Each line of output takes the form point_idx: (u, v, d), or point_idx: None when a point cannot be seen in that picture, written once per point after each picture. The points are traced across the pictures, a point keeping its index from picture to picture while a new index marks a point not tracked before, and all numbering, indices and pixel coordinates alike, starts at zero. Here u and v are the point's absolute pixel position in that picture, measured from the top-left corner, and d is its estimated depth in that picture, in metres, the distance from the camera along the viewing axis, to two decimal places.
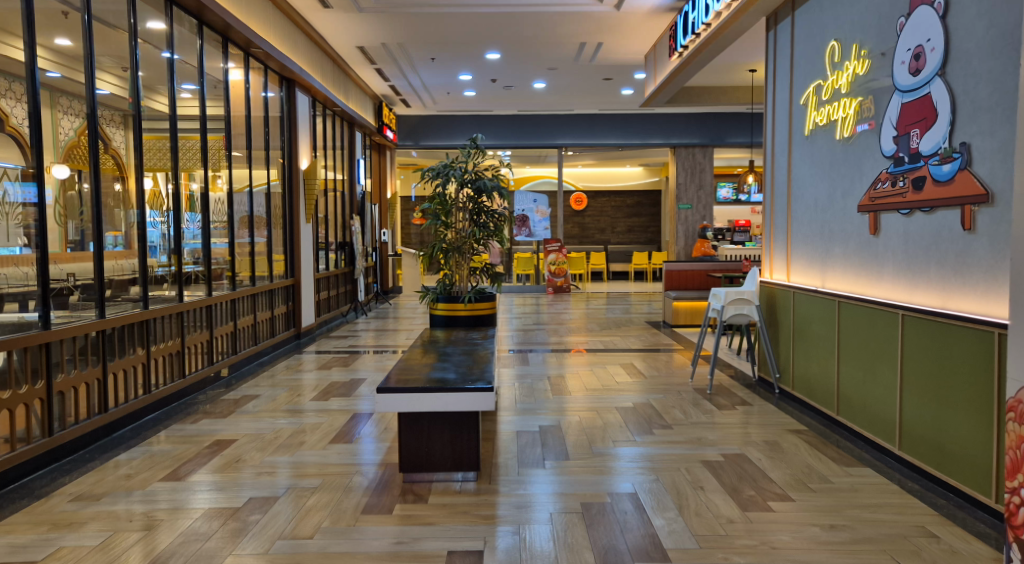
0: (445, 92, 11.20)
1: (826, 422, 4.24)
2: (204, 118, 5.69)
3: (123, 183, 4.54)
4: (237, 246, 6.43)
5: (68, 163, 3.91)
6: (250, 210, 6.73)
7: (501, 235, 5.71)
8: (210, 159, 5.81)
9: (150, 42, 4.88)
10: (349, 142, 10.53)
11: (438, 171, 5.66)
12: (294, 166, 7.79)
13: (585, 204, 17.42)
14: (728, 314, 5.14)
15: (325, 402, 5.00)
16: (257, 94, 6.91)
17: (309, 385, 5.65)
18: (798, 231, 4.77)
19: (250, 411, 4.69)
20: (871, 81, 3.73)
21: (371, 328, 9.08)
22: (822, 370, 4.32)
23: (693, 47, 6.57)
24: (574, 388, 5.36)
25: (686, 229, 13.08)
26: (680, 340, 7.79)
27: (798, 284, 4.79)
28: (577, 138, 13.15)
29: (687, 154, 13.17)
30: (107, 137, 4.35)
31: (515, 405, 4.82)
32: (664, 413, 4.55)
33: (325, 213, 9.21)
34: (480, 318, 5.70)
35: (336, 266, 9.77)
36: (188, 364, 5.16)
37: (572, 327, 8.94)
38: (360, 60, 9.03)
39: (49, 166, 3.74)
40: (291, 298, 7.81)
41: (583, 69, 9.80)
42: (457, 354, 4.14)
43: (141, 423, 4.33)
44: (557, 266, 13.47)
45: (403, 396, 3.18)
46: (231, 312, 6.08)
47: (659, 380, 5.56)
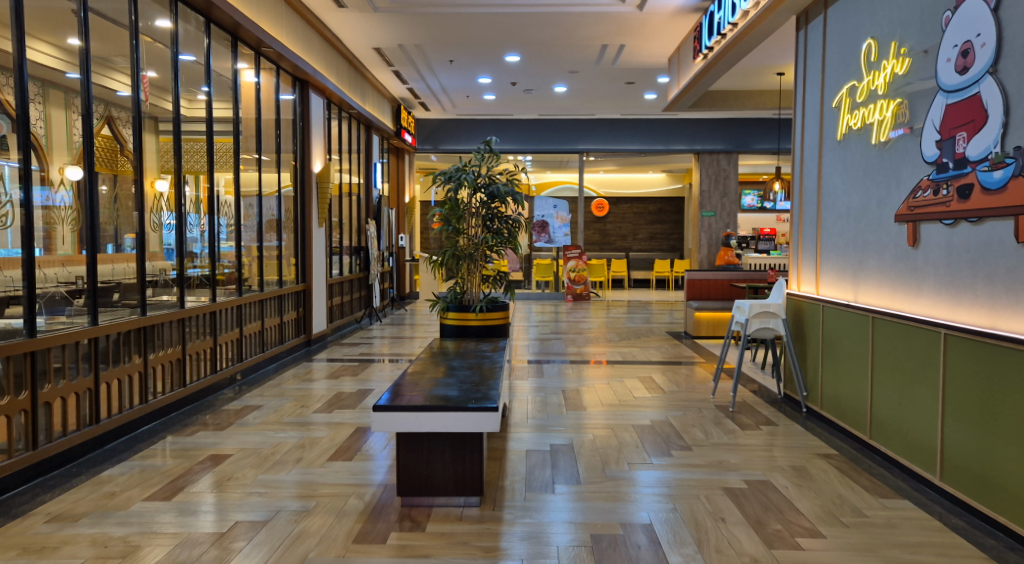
0: (464, 95, 11.05)
1: (858, 445, 3.95)
2: (212, 120, 5.54)
3: (142, 185, 4.54)
4: (246, 250, 6.29)
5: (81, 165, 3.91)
6: (261, 215, 6.59)
7: (515, 243, 5.52)
8: (217, 161, 5.65)
9: (155, 37, 4.75)
10: (366, 146, 10.41)
11: (450, 175, 5.46)
12: (306, 170, 7.65)
13: (606, 210, 17.16)
14: (753, 327, 4.88)
15: (330, 414, 4.82)
16: (268, 95, 6.77)
17: (317, 395, 5.48)
18: (827, 242, 4.50)
19: (251, 423, 4.53)
20: (911, 82, 3.47)
21: (385, 335, 8.92)
22: (853, 389, 4.05)
23: (718, 48, 6.33)
24: (589, 402, 5.14)
25: (709, 237, 12.78)
26: (701, 352, 7.53)
27: (827, 296, 4.51)
28: (598, 143, 12.92)
29: (711, 161, 12.86)
30: (123, 139, 4.33)
31: (527, 420, 4.60)
32: (683, 433, 4.30)
33: (339, 217, 9.09)
34: (491, 328, 5.49)
35: (350, 271, 9.63)
36: (189, 373, 5.02)
37: (591, 336, 8.70)
38: (377, 61, 8.91)
39: (60, 167, 3.75)
40: (302, 304, 7.66)
41: (605, 72, 9.57)
42: (464, 368, 3.93)
43: (136, 434, 4.19)
44: (576, 273, 13.24)
45: (402, 414, 2.97)
46: (238, 318, 5.95)
47: (679, 396, 5.30)
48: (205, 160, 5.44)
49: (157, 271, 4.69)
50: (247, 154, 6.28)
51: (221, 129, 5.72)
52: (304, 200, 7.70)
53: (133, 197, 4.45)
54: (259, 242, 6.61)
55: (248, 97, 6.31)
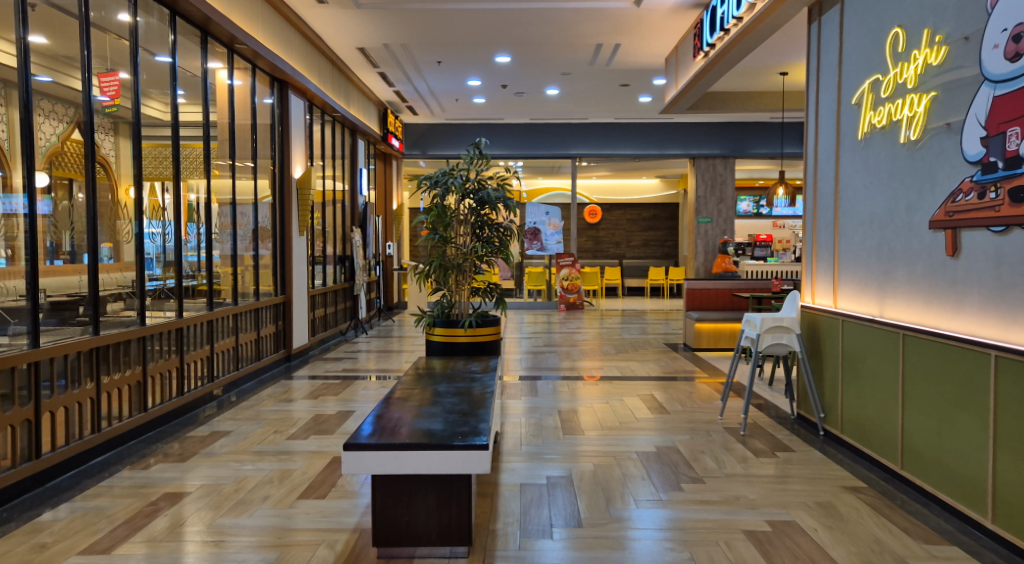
0: (453, 98, 10.69)
1: (888, 476, 3.58)
2: (179, 124, 5.13)
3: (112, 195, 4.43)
4: (217, 260, 5.90)
5: (48, 170, 3.77)
6: (234, 223, 6.19)
7: (507, 252, 5.15)
8: (184, 168, 5.24)
9: (109, 29, 4.35)
10: (352, 151, 10.03)
11: (437, 180, 5.10)
12: (286, 175, 7.27)
13: (599, 216, 16.82)
14: (765, 343, 4.51)
15: (305, 441, 4.41)
16: (243, 97, 6.36)
17: (293, 418, 5.06)
18: (846, 251, 4.14)
19: (216, 453, 4.10)
20: (949, 73, 3.12)
21: (371, 348, 8.51)
22: (879, 412, 3.69)
23: (721, 44, 6.01)
24: (587, 425, 4.75)
25: (706, 244, 12.44)
26: (703, 365, 7.17)
27: (847, 309, 4.14)
28: (591, 148, 12.56)
29: (707, 165, 12.54)
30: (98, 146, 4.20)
31: (520, 447, 4.21)
32: (692, 461, 3.91)
33: (322, 225, 8.68)
34: (481, 345, 5.09)
35: (334, 281, 9.22)
36: (152, 396, 4.60)
37: (586, 349, 8.32)
38: (361, 62, 8.54)
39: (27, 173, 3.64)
40: (282, 317, 7.25)
41: (599, 73, 9.23)
42: (451, 393, 3.53)
43: (86, 468, 3.78)
44: (569, 282, 12.82)
45: (380, 453, 2.57)
46: (210, 334, 5.54)
47: (683, 417, 4.92)
48: (170, 166, 5.05)
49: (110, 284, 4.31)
50: (218, 159, 5.88)
51: (190, 133, 5.31)
52: (283, 207, 7.30)
53: (85, 204, 4.06)
54: (234, 253, 6.22)
55: (220, 98, 5.91)
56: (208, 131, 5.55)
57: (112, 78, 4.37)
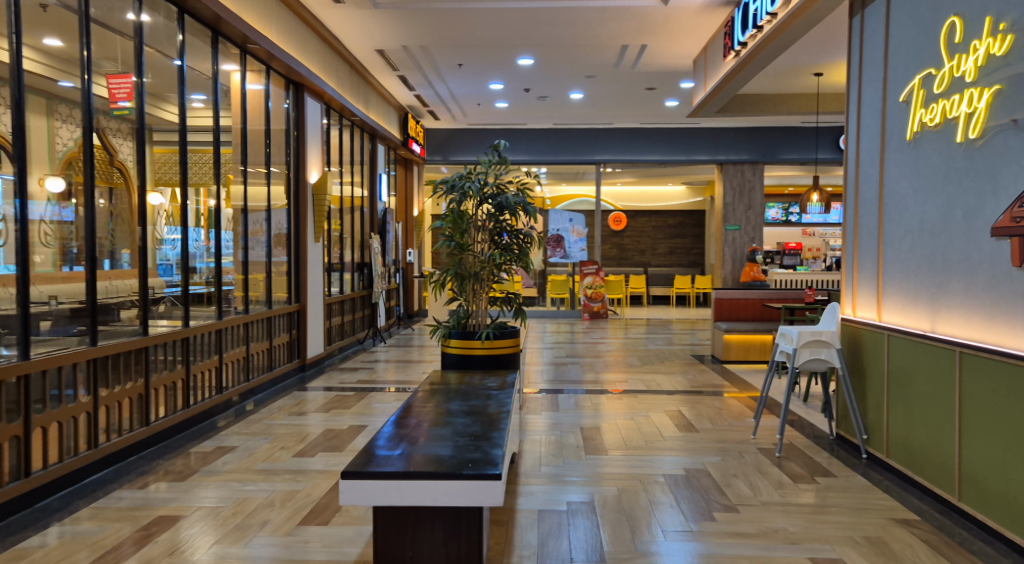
0: (475, 103, 10.51)
1: (943, 508, 3.26)
2: (187, 130, 5.00)
3: (125, 200, 4.39)
4: (228, 267, 5.76)
5: (66, 175, 3.94)
6: (246, 230, 6.05)
7: (527, 260, 4.92)
8: (191, 175, 5.11)
9: (109, 25, 4.20)
10: (371, 156, 9.90)
11: (454, 184, 4.89)
12: (301, 181, 7.14)
13: (624, 223, 16.50)
14: (802, 358, 4.18)
15: (311, 459, 4.19)
16: (256, 100, 6.22)
17: (301, 433, 4.86)
18: (891, 261, 3.82)
19: (217, 471, 3.92)
20: (1015, 65, 2.84)
21: (389, 358, 8.31)
22: (931, 437, 3.37)
23: (754, 43, 5.77)
24: (609, 444, 4.48)
25: (733, 252, 12.08)
26: (732, 379, 6.84)
27: (892, 323, 3.82)
28: (615, 154, 12.30)
29: (735, 171, 12.21)
30: (112, 148, 4.26)
31: (538, 468, 3.95)
32: (724, 486, 3.62)
33: (339, 231, 8.53)
34: (499, 358, 4.85)
35: (352, 288, 9.06)
36: (155, 409, 4.50)
37: (609, 360, 8.04)
38: (381, 65, 8.40)
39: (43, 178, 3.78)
40: (296, 326, 7.09)
41: (624, 76, 8.98)
42: (463, 412, 3.28)
43: (80, 486, 3.65)
44: (593, 290, 12.58)
45: (381, 482, 2.35)
46: (217, 343, 5.42)
47: (713, 436, 4.61)
48: (176, 172, 4.92)
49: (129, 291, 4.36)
50: (229, 162, 5.75)
51: (199, 137, 5.18)
52: (299, 212, 7.16)
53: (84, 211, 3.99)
54: (246, 260, 6.08)
55: (230, 99, 5.78)
56: (218, 136, 5.42)
57: (119, 80, 4.36)
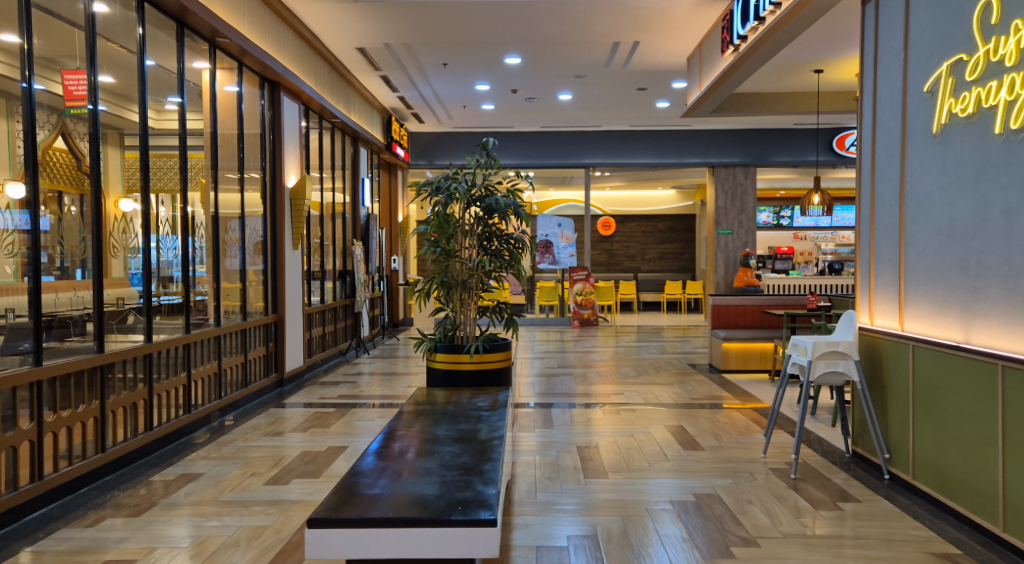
0: (461, 105, 10.20)
1: (983, 538, 2.95)
2: (148, 134, 4.61)
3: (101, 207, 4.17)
4: (199, 277, 5.37)
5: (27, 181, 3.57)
6: (217, 238, 5.66)
7: (518, 267, 4.59)
8: (154, 180, 4.73)
9: (53, 10, 3.78)
10: (353, 161, 9.55)
11: (439, 185, 4.56)
12: (278, 185, 6.80)
13: (613, 228, 16.24)
14: (818, 372, 3.86)
15: (282, 488, 3.83)
16: (226, 97, 5.84)
17: (275, 457, 4.48)
18: (915, 265, 3.52)
19: (178, 504, 3.57)
20: None
21: (374, 370, 7.95)
22: (968, 460, 3.06)
23: (754, 36, 5.49)
24: (608, 464, 4.16)
25: (726, 256, 11.82)
26: (732, 389, 6.55)
27: (917, 333, 3.52)
28: (605, 157, 12.02)
29: (727, 174, 11.96)
30: (79, 153, 3.96)
31: (534, 495, 3.61)
32: (739, 515, 3.29)
33: (320, 238, 8.16)
34: (489, 374, 4.50)
35: (334, 297, 8.69)
36: (113, 433, 4.12)
37: (602, 370, 7.72)
38: (362, 65, 8.06)
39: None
40: (273, 338, 6.72)
41: (615, 76, 8.70)
42: (450, 438, 2.93)
43: (20, 525, 3.28)
44: (583, 297, 12.24)
45: (356, 531, 2.00)
46: (186, 359, 5.06)
47: (720, 455, 4.29)
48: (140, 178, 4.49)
49: (113, 301, 4.23)
50: (200, 167, 5.40)
51: (162, 141, 4.82)
52: (276, 218, 6.80)
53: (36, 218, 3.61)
54: (216, 270, 5.68)
55: (198, 95, 5.41)
56: (184, 140, 5.06)
57: (77, 77, 3.98)
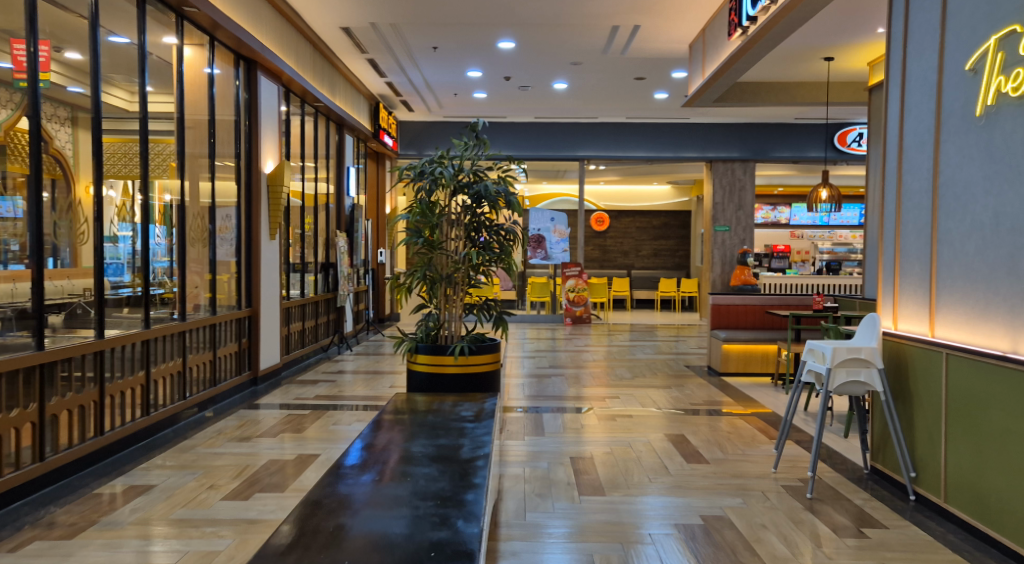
0: (451, 93, 9.79)
1: None
2: (103, 118, 4.17)
3: (67, 190, 4.00)
4: (160, 268, 4.95)
5: None
6: (183, 227, 5.24)
7: (510, 261, 4.20)
8: (106, 165, 4.28)
9: None
10: (338, 149, 9.12)
11: (422, 170, 4.17)
12: (254, 171, 6.37)
13: (606, 224, 15.89)
14: (838, 381, 3.49)
15: (241, 504, 3.44)
16: (197, 75, 5.42)
17: (238, 466, 4.08)
18: (949, 264, 3.17)
19: (120, 524, 3.18)
20: None
21: (357, 368, 7.55)
22: (1016, 487, 2.71)
23: (764, 18, 5.12)
24: (605, 478, 3.79)
25: (723, 254, 11.49)
26: (733, 393, 6.19)
27: (951, 340, 3.16)
28: (600, 150, 11.64)
29: (725, 169, 11.61)
30: (50, 136, 3.83)
31: (523, 516, 3.22)
32: (754, 543, 2.92)
33: (301, 229, 7.73)
34: (475, 379, 4.12)
35: (316, 290, 8.28)
36: (56, 438, 3.72)
37: (596, 372, 7.36)
38: (347, 46, 7.65)
39: None
40: (247, 334, 6.30)
41: (612, 64, 8.33)
42: (427, 457, 2.54)
43: None
44: (576, 294, 11.86)
45: None
46: (145, 357, 4.63)
47: (726, 469, 3.93)
48: (88, 164, 4.09)
49: (78, 291, 4.05)
50: (168, 153, 4.99)
51: (119, 124, 4.40)
52: (251, 206, 6.37)
53: None
54: (183, 262, 5.26)
55: (165, 72, 5.00)
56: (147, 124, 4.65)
57: (21, 47, 3.53)
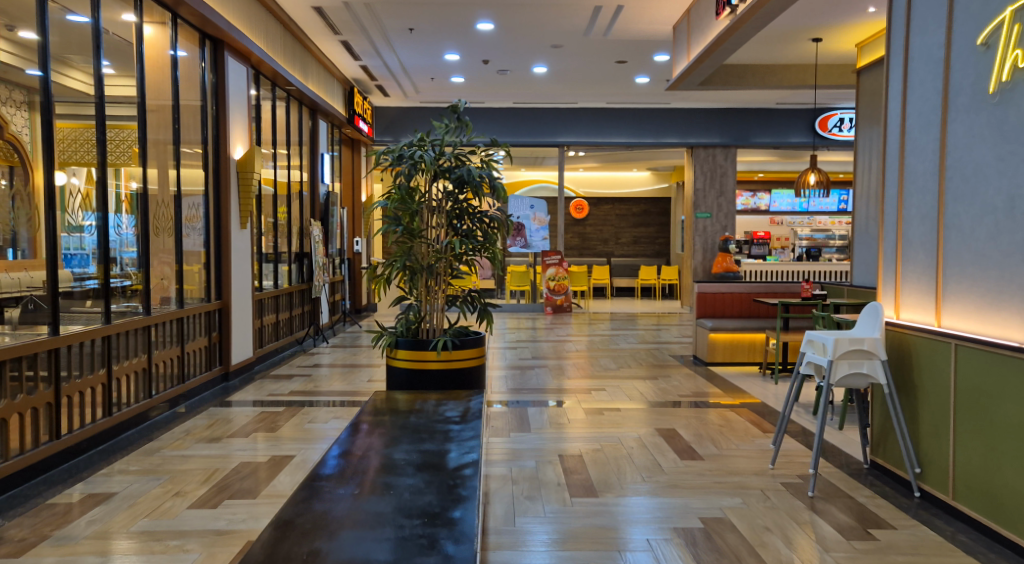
0: (428, 76, 9.50)
1: None
2: (55, 102, 3.83)
3: (23, 177, 3.65)
4: (124, 260, 4.65)
5: None
6: (146, 217, 4.91)
7: (494, 250, 3.99)
8: (63, 153, 3.94)
9: None
10: (311, 134, 8.80)
11: (401, 153, 3.93)
12: (223, 158, 6.05)
13: (586, 211, 15.71)
14: (839, 373, 3.33)
15: (209, 513, 3.20)
16: (159, 56, 5.10)
17: (206, 470, 3.83)
18: (958, 251, 3.02)
19: (75, 538, 2.93)
20: None
21: (334, 361, 7.29)
22: None
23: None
24: (597, 478, 3.61)
25: (705, 241, 11.38)
26: (721, 383, 6.06)
27: (959, 330, 3.02)
28: (581, 136, 11.43)
29: (706, 155, 11.47)
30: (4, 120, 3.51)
31: (512, 522, 3.02)
32: (758, 547, 2.76)
33: (274, 218, 7.43)
34: (458, 375, 3.91)
35: (290, 281, 7.98)
36: (6, 444, 3.44)
37: (580, 362, 7.19)
38: (319, 27, 7.34)
39: None
40: (217, 327, 6.01)
41: (593, 47, 8.11)
42: (410, 466, 2.33)
43: None
44: (557, 282, 11.66)
45: None
46: (106, 354, 4.35)
47: (722, 465, 3.77)
48: (41, 151, 3.72)
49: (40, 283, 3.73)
50: (129, 139, 4.66)
51: (78, 108, 4.07)
52: (220, 193, 6.06)
53: None
54: (147, 254, 4.94)
55: (126, 53, 4.68)
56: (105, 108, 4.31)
57: None
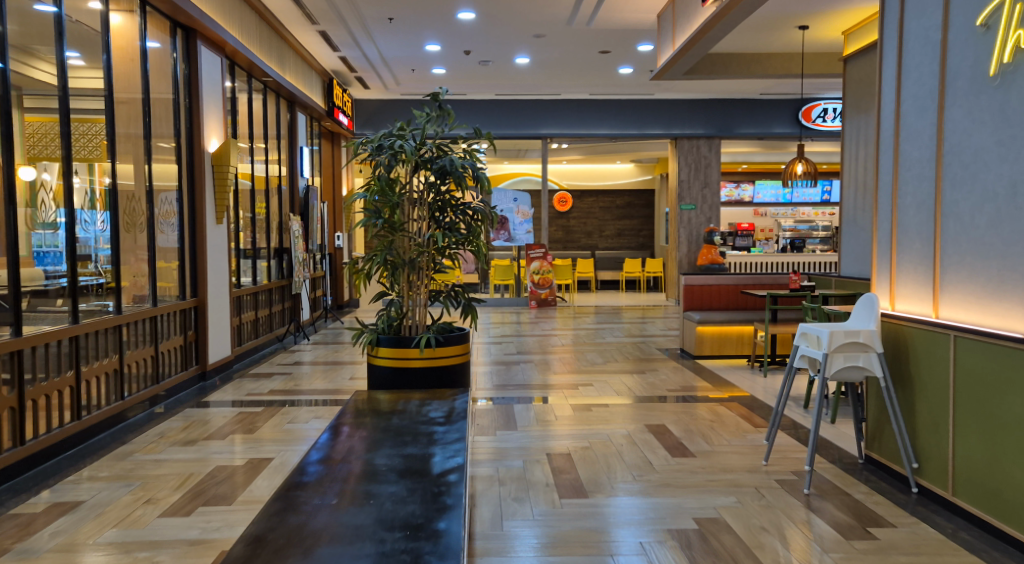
0: (409, 68, 9.31)
1: None
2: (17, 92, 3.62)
3: None
4: (95, 257, 4.45)
5: None
6: (116, 214, 4.70)
7: (478, 243, 3.85)
8: (26, 147, 3.73)
9: None
10: (290, 127, 8.59)
11: (380, 143, 3.77)
12: (196, 151, 5.84)
13: (569, 204, 15.60)
14: (835, 367, 3.24)
15: (181, 522, 3.03)
16: (128, 46, 4.89)
17: (179, 475, 3.66)
18: (957, 239, 2.93)
19: (36, 552, 2.76)
20: None
21: (315, 358, 7.12)
22: None
23: None
24: (586, 477, 3.49)
25: (690, 233, 11.31)
26: (710, 376, 5.98)
27: (958, 321, 2.94)
28: (564, 128, 11.30)
29: (690, 147, 11.38)
30: None
31: (498, 527, 2.89)
32: (757, 549, 2.66)
33: (251, 213, 7.23)
34: (441, 372, 3.77)
35: (269, 277, 7.79)
36: None
37: (566, 357, 7.08)
38: (296, 16, 7.13)
39: None
40: (193, 326, 5.82)
41: (576, 37, 7.98)
42: (392, 472, 2.19)
43: None
44: (541, 276, 11.55)
45: None
46: (74, 355, 4.15)
47: (716, 462, 3.67)
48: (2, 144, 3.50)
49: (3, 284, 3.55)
50: (98, 133, 4.45)
51: (43, 101, 3.85)
52: (194, 188, 5.86)
53: None
54: (118, 253, 4.73)
55: (94, 42, 4.47)
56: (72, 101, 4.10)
57: None
